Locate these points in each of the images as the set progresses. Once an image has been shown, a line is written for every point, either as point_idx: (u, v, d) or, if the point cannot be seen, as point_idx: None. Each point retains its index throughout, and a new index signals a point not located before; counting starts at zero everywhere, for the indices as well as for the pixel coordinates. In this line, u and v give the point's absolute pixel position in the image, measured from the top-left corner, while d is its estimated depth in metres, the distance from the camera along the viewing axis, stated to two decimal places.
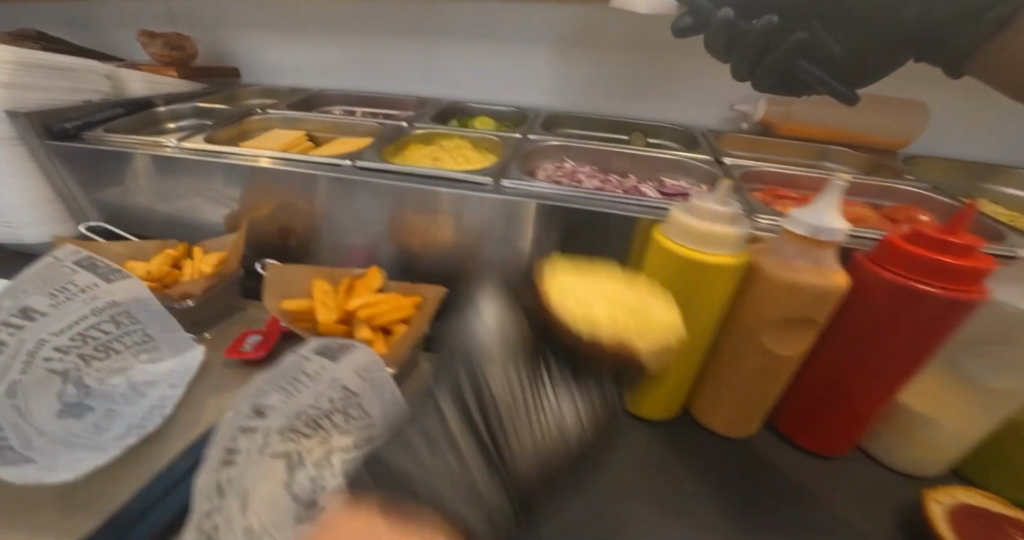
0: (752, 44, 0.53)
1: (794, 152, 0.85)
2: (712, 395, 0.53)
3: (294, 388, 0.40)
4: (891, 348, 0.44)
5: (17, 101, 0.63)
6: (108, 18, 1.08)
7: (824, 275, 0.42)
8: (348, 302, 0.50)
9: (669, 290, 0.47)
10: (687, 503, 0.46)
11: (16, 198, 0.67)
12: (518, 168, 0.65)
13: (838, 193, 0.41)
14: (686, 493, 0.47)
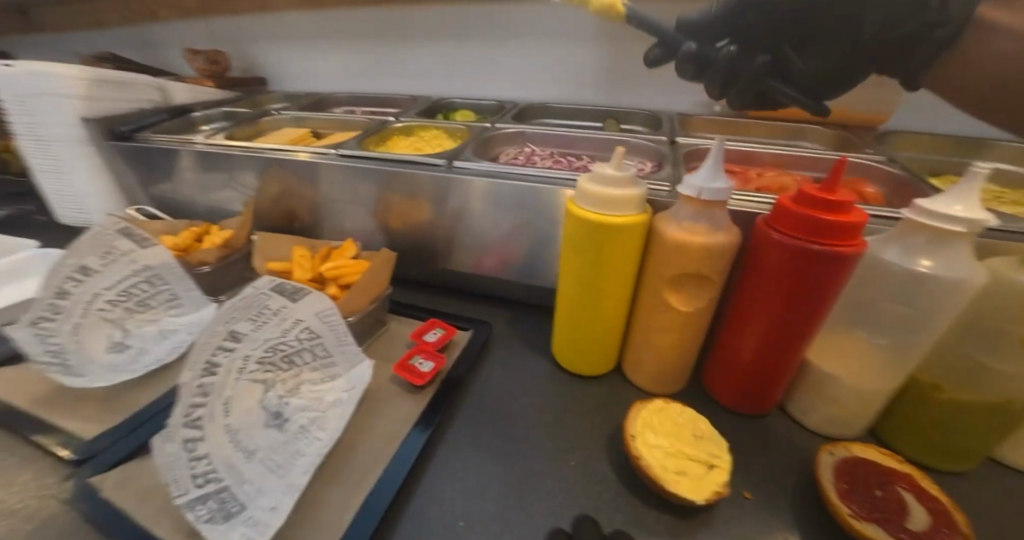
0: (719, 74, 0.51)
1: (766, 131, 0.86)
2: (637, 353, 0.58)
3: (261, 321, 0.46)
4: (784, 308, 0.47)
5: (89, 110, 0.80)
6: (163, 40, 1.26)
7: (715, 234, 0.46)
8: (320, 265, 0.60)
9: (584, 253, 0.52)
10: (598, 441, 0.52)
11: (90, 187, 0.85)
12: (470, 153, 0.72)
13: (719, 155, 0.45)
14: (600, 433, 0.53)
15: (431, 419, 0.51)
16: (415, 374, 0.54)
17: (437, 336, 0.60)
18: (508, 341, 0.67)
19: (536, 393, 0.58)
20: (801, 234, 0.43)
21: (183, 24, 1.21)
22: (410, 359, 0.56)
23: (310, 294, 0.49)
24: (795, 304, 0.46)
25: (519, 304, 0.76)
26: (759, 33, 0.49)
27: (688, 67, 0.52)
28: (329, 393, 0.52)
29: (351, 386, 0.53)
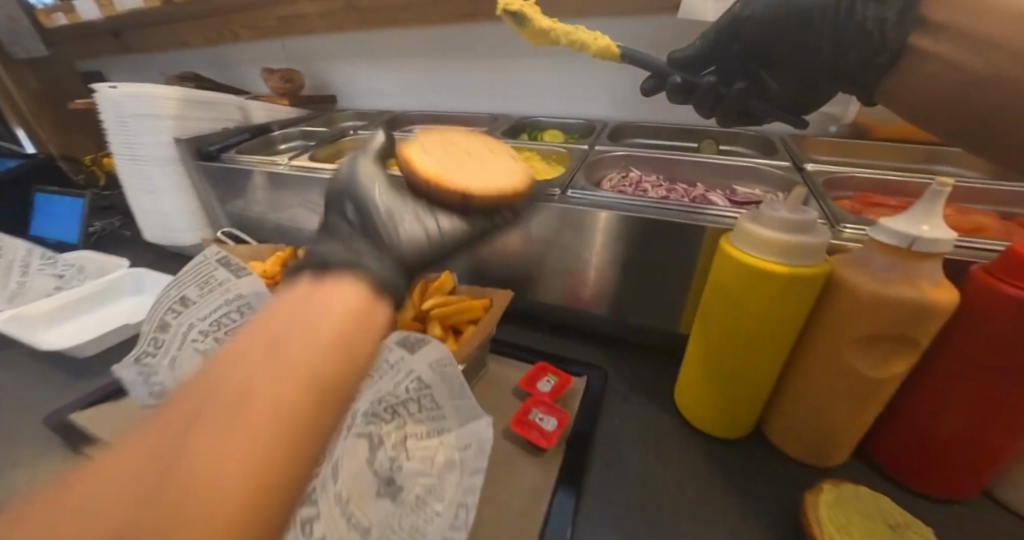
0: (702, 95, 0.54)
1: (895, 155, 0.77)
2: (788, 414, 0.51)
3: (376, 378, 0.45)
4: (989, 370, 0.42)
5: (181, 130, 0.80)
6: (237, 59, 1.27)
7: (924, 289, 0.39)
8: (422, 302, 0.55)
9: (740, 301, 0.46)
10: (752, 526, 0.45)
11: (177, 208, 0.84)
12: (582, 179, 0.67)
13: (939, 201, 0.39)
14: (751, 515, 0.46)
15: (564, 492, 0.45)
16: (540, 434, 0.48)
17: (551, 385, 0.55)
18: (618, 388, 0.61)
19: (666, 459, 0.52)
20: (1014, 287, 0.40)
21: (259, 43, 1.22)
22: (529, 413, 0.50)
23: (428, 344, 0.45)
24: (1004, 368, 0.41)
25: (621, 344, 0.69)
26: (729, 61, 0.53)
27: (677, 95, 0.56)
28: (440, 452, 0.46)
29: (464, 444, 0.46)
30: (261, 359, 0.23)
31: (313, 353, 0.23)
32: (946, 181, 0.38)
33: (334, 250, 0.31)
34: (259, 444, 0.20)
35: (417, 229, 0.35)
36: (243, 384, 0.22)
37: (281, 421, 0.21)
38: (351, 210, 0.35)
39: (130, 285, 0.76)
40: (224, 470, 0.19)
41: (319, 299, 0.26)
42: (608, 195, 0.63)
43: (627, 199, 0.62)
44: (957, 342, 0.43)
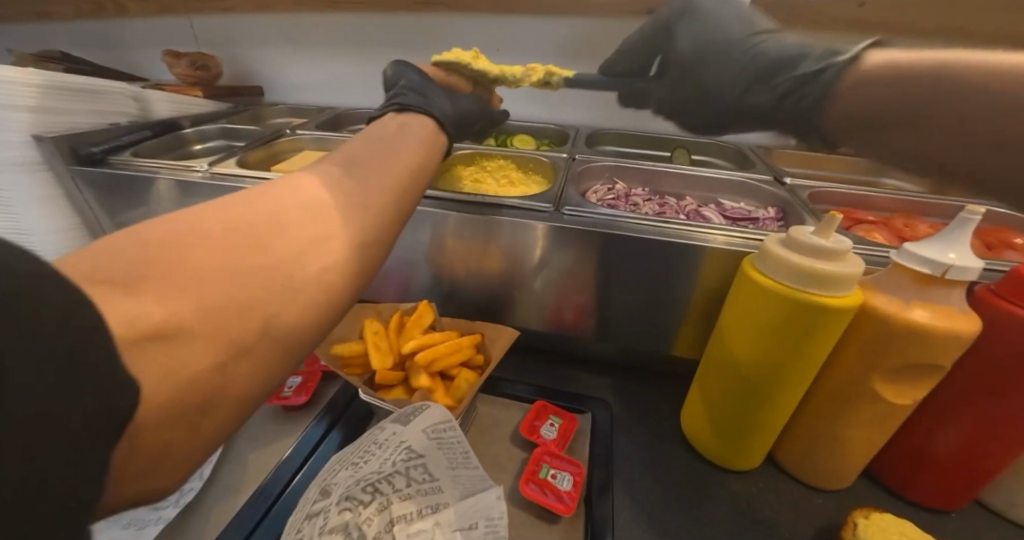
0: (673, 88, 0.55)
1: (852, 169, 0.80)
2: (803, 447, 0.48)
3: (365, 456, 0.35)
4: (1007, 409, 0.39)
5: (41, 127, 0.60)
6: (129, 39, 1.05)
7: (951, 316, 0.37)
8: (400, 344, 0.46)
9: (764, 330, 0.42)
10: None
11: (38, 228, 0.63)
12: (574, 194, 0.62)
13: (969, 228, 0.37)
14: None
15: None
16: (555, 498, 0.41)
17: (556, 430, 0.48)
18: (621, 423, 0.55)
19: (686, 504, 0.47)
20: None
21: (159, 22, 1.01)
22: (541, 472, 0.43)
23: (428, 409, 0.36)
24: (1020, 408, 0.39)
25: (613, 369, 0.64)
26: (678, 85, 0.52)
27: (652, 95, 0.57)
28: (437, 538, 0.37)
29: (467, 523, 0.38)
30: (284, 223, 0.25)
31: (373, 185, 0.30)
32: (977, 208, 0.36)
33: (430, 105, 0.45)
34: (288, 296, 0.23)
35: (464, 109, 0.53)
36: (316, 200, 0.28)
37: (352, 228, 0.27)
38: (407, 80, 0.50)
39: None
40: (255, 310, 0.22)
41: (341, 182, 0.30)
42: (604, 212, 0.59)
43: (623, 216, 0.58)
44: (972, 381, 0.40)
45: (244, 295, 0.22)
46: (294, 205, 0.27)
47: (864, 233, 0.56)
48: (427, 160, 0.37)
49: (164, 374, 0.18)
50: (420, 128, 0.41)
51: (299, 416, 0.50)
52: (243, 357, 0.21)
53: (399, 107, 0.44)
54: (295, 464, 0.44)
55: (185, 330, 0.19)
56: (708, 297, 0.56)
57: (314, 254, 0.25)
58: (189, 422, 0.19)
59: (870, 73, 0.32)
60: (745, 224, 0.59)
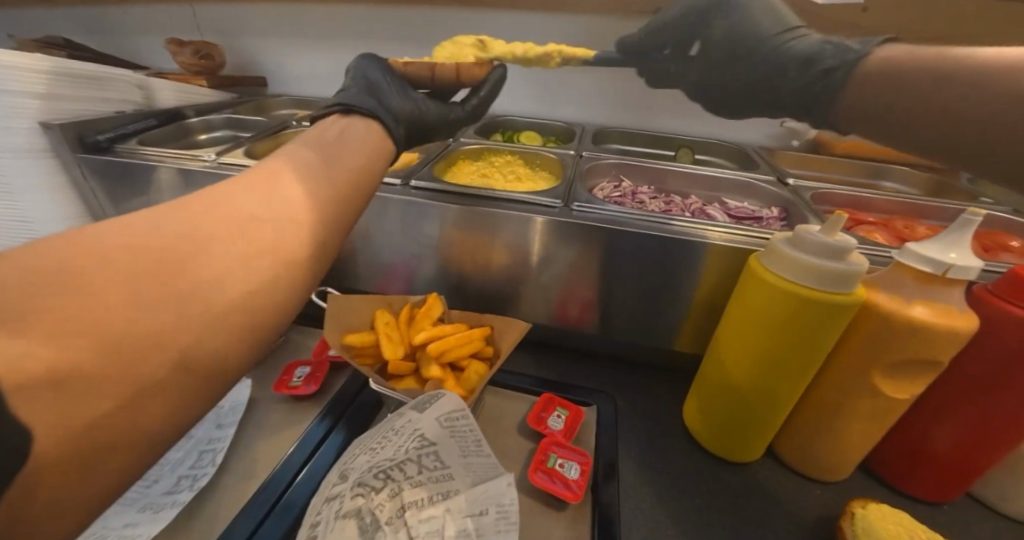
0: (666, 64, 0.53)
1: (852, 171, 0.81)
2: (803, 440, 0.49)
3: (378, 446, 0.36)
4: (996, 405, 0.41)
5: (49, 113, 0.60)
6: (131, 26, 1.04)
7: (950, 314, 0.38)
8: (411, 336, 0.46)
9: (769, 324, 0.43)
10: None
11: (44, 215, 0.63)
12: (582, 190, 0.62)
13: (970, 229, 0.38)
14: None
15: None
16: (563, 486, 0.42)
17: (562, 422, 0.49)
18: (624, 416, 0.56)
19: (690, 494, 0.48)
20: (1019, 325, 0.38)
21: (162, 9, 1.00)
22: (549, 461, 0.44)
23: (444, 398, 0.37)
24: (1009, 405, 0.40)
25: (615, 364, 0.65)
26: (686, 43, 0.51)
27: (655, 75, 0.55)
28: (448, 523, 0.38)
29: (478, 509, 0.39)
30: (205, 240, 0.25)
31: (303, 200, 0.29)
32: (979, 209, 0.37)
33: (375, 104, 0.42)
34: (208, 321, 0.22)
35: (423, 110, 0.50)
36: (247, 212, 0.27)
37: (280, 248, 0.27)
38: (362, 75, 0.47)
39: None
40: (166, 338, 0.21)
41: (276, 191, 0.29)
42: (611, 208, 0.59)
43: (630, 213, 0.59)
44: (966, 379, 0.42)
45: (151, 327, 0.20)
46: (218, 221, 0.26)
47: (865, 233, 0.57)
48: (370, 168, 0.36)
49: (59, 418, 0.17)
50: (364, 133, 0.39)
51: (308, 406, 0.50)
52: (153, 397, 0.20)
53: (343, 108, 0.42)
54: (305, 452, 0.44)
55: (83, 373, 0.18)
56: (711, 294, 0.57)
57: (239, 276, 0.24)
58: (91, 463, 0.18)
59: (876, 68, 0.37)
60: (749, 223, 0.60)
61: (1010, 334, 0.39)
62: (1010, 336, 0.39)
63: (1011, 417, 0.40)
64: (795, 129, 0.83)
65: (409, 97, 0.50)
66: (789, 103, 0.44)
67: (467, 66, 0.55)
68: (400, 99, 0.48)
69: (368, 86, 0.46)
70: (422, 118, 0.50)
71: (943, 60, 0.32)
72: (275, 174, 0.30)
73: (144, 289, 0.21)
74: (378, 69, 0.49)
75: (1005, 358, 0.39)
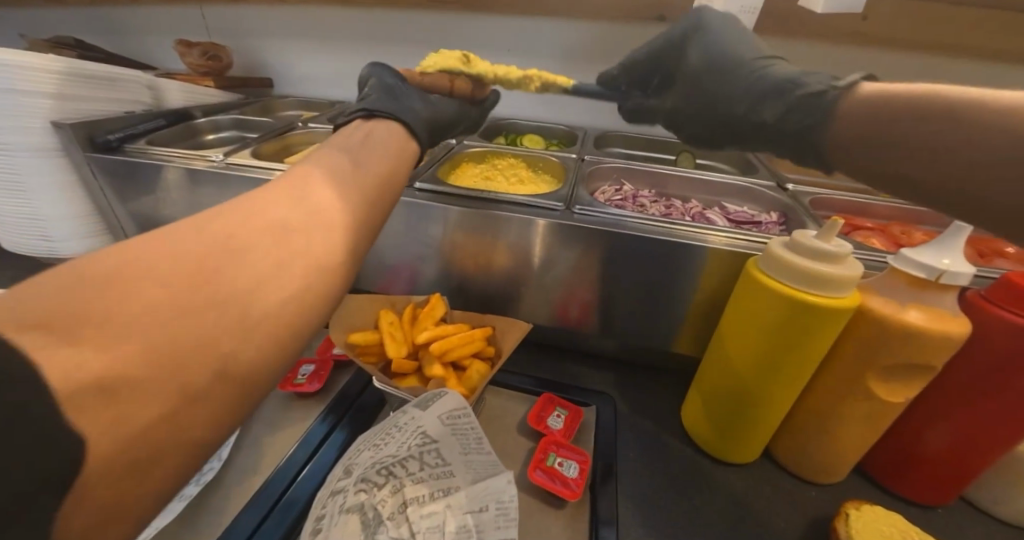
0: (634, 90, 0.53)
1: (851, 177, 0.82)
2: (798, 442, 0.49)
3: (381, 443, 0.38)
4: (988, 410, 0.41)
5: (61, 113, 0.61)
6: (140, 26, 1.05)
7: (944, 318, 0.39)
8: (414, 335, 0.47)
9: (768, 327, 0.44)
10: None
11: (54, 213, 0.64)
12: (585, 193, 0.63)
13: (963, 235, 0.38)
14: None
15: None
16: (563, 484, 0.43)
17: (562, 421, 0.50)
18: (624, 417, 0.57)
19: (688, 495, 0.48)
20: (1005, 332, 0.39)
21: (171, 10, 1.02)
22: (548, 460, 0.45)
23: (445, 396, 0.38)
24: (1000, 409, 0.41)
25: (615, 365, 0.66)
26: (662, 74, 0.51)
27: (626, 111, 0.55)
28: (449, 519, 0.39)
29: (478, 506, 0.40)
30: (246, 245, 0.24)
31: (337, 208, 0.29)
32: (971, 216, 0.37)
33: (397, 109, 0.43)
34: (244, 333, 0.22)
35: (442, 112, 0.50)
36: (282, 217, 0.27)
37: (311, 255, 0.26)
38: (379, 84, 0.48)
39: None
40: (206, 349, 0.20)
41: (309, 195, 0.29)
42: (612, 212, 0.60)
43: (631, 216, 0.60)
44: (958, 383, 0.42)
45: (194, 337, 0.20)
46: (255, 226, 0.25)
47: (863, 238, 0.58)
48: (395, 173, 0.36)
49: (103, 429, 0.17)
50: (387, 137, 0.40)
51: (312, 403, 0.51)
52: (195, 405, 0.20)
53: (368, 113, 0.42)
54: (309, 447, 0.45)
55: (127, 383, 0.18)
56: (710, 297, 0.57)
57: (271, 291, 0.24)
58: (132, 478, 0.18)
59: (860, 103, 0.36)
60: (749, 228, 0.61)
61: (999, 341, 0.40)
62: (998, 342, 0.40)
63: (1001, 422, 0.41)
64: None
65: (429, 101, 0.50)
66: (775, 134, 0.42)
67: (477, 89, 0.59)
68: (416, 101, 0.48)
69: (387, 93, 0.46)
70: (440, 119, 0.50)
71: (927, 98, 0.32)
72: (307, 184, 0.29)
73: (184, 296, 0.21)
74: (394, 76, 0.50)
75: (995, 363, 0.40)
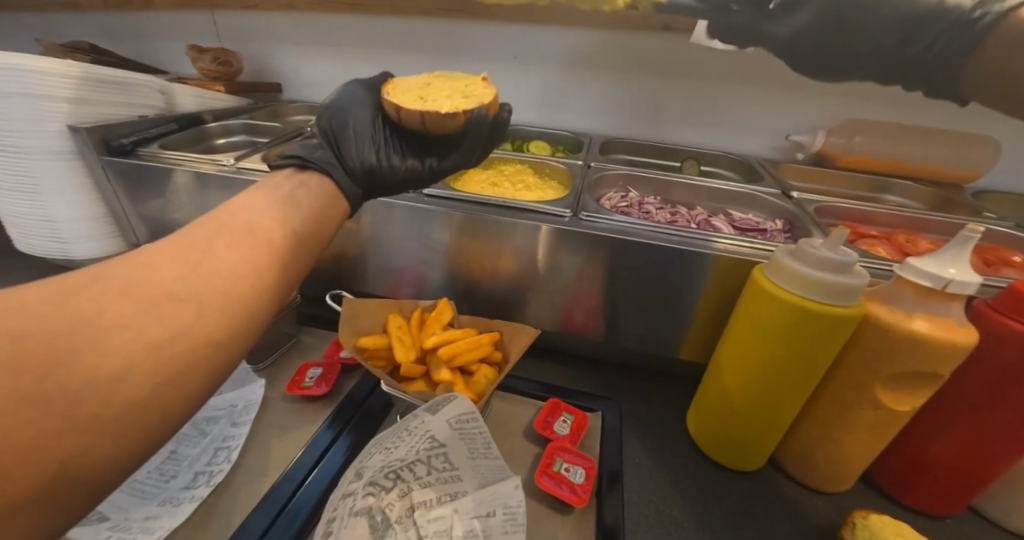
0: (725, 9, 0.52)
1: (856, 185, 0.82)
2: (804, 450, 0.50)
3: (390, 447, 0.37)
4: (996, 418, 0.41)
5: (77, 117, 0.62)
6: (153, 32, 1.07)
7: (951, 328, 0.39)
8: (422, 340, 0.48)
9: (774, 337, 0.44)
10: None
11: (67, 215, 0.65)
12: (590, 201, 0.64)
13: (969, 246, 0.39)
14: None
15: None
16: (569, 490, 0.43)
17: (568, 427, 0.50)
18: (629, 423, 0.57)
19: (693, 502, 0.48)
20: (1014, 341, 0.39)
21: (184, 17, 1.03)
22: (554, 465, 0.45)
23: (456, 398, 0.38)
24: (1007, 419, 0.41)
25: (620, 371, 0.66)
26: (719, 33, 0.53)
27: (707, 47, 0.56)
28: (456, 524, 0.39)
29: (485, 511, 0.40)
30: (121, 318, 0.24)
31: (241, 274, 0.29)
32: (977, 227, 0.38)
33: (329, 165, 0.42)
34: (103, 420, 0.22)
35: (399, 165, 0.47)
36: (169, 286, 0.26)
37: (201, 330, 0.26)
38: (332, 130, 0.46)
39: None
40: (46, 444, 0.20)
41: (208, 257, 0.29)
42: (618, 218, 0.61)
43: (637, 223, 0.60)
44: (966, 392, 0.43)
45: (38, 428, 0.20)
46: (135, 298, 0.25)
47: (868, 247, 0.58)
48: (320, 229, 0.37)
49: None
50: (314, 192, 0.39)
51: (319, 406, 0.51)
52: (23, 505, 0.19)
53: (300, 160, 0.41)
54: (316, 451, 0.45)
55: None
56: (717, 304, 0.58)
57: (151, 324, 0.24)
58: None
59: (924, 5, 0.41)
60: (754, 235, 0.62)
61: (1007, 350, 0.40)
62: (1007, 351, 0.40)
63: (1009, 431, 0.41)
64: (800, 142, 0.83)
65: (383, 153, 0.46)
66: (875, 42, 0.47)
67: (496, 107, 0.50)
68: (371, 148, 0.45)
69: (334, 144, 0.44)
70: (394, 171, 0.47)
71: None
72: (207, 237, 0.30)
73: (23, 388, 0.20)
74: (351, 121, 0.46)
75: (1003, 373, 0.40)
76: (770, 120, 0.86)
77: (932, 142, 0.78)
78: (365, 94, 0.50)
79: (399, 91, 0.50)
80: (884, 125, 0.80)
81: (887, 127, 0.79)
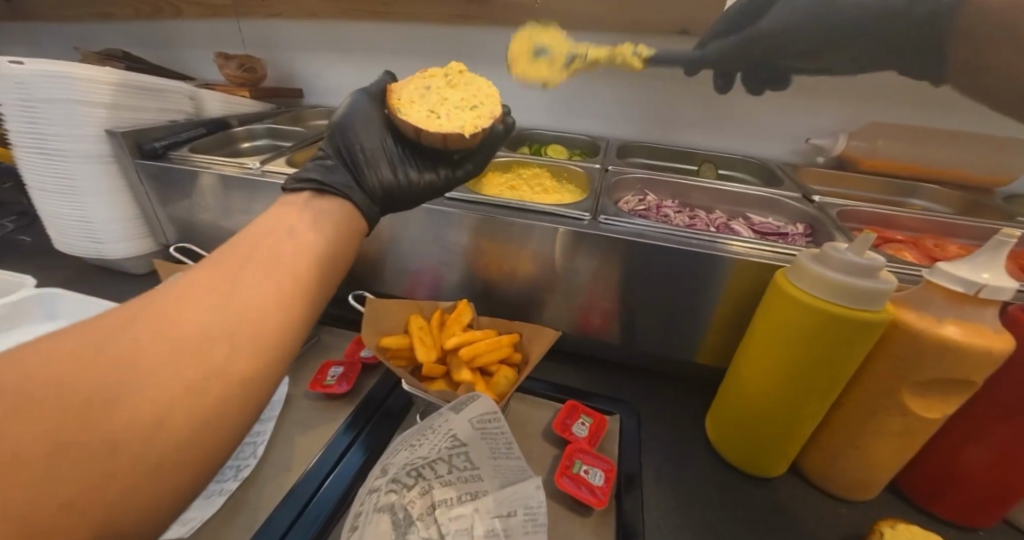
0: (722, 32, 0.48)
1: (880, 189, 0.80)
2: (826, 458, 0.49)
3: (414, 443, 0.38)
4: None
5: (114, 121, 0.65)
6: (181, 40, 1.10)
7: (984, 334, 0.38)
8: (443, 340, 0.48)
9: (798, 343, 0.43)
10: None
11: (102, 216, 0.67)
12: (609, 204, 0.64)
13: (1002, 250, 0.38)
14: None
15: None
16: (588, 492, 0.43)
17: (586, 429, 0.50)
18: (647, 427, 0.56)
19: (713, 507, 0.48)
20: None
21: (211, 26, 1.06)
22: (573, 467, 0.45)
23: (478, 398, 0.38)
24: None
25: (637, 374, 0.66)
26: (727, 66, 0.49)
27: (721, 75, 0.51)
28: (477, 522, 0.39)
29: (506, 510, 0.40)
30: (150, 369, 0.24)
31: (267, 307, 0.29)
32: (1013, 231, 0.37)
33: (346, 184, 0.42)
34: (141, 473, 0.22)
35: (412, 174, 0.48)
36: (198, 327, 0.26)
37: (233, 368, 0.26)
38: (342, 148, 0.45)
39: (40, 307, 0.63)
40: (85, 503, 0.20)
41: (233, 292, 0.28)
42: (638, 221, 0.61)
43: (656, 226, 0.60)
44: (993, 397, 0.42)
45: (73, 490, 0.20)
46: (166, 345, 0.25)
47: (894, 251, 0.57)
48: (341, 247, 0.36)
49: None
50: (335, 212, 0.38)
51: (340, 404, 0.52)
52: None
53: (317, 185, 0.40)
54: (338, 449, 0.46)
55: None
56: (737, 308, 0.57)
57: (177, 367, 0.24)
58: None
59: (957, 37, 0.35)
60: (775, 239, 0.61)
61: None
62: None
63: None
64: (820, 145, 0.82)
65: (397, 169, 0.47)
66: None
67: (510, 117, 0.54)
68: (386, 166, 0.46)
69: (348, 165, 0.44)
70: (411, 188, 0.48)
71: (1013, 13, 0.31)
72: (230, 269, 0.30)
73: (55, 450, 0.20)
74: (359, 138, 0.46)
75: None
76: (790, 123, 0.85)
77: (959, 144, 0.77)
78: (369, 107, 0.49)
79: (407, 105, 0.51)
80: (908, 128, 0.78)
81: (911, 130, 0.78)
